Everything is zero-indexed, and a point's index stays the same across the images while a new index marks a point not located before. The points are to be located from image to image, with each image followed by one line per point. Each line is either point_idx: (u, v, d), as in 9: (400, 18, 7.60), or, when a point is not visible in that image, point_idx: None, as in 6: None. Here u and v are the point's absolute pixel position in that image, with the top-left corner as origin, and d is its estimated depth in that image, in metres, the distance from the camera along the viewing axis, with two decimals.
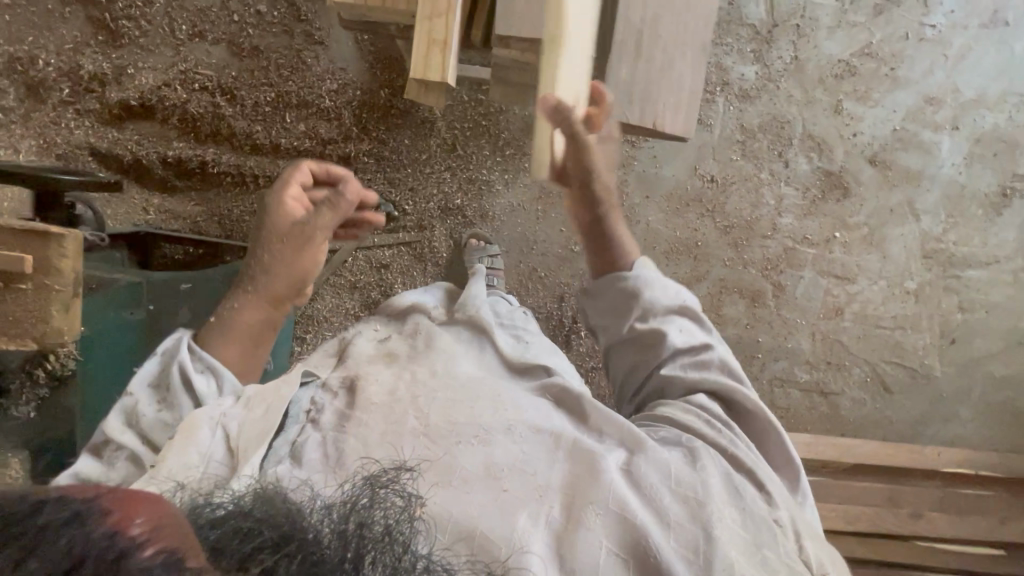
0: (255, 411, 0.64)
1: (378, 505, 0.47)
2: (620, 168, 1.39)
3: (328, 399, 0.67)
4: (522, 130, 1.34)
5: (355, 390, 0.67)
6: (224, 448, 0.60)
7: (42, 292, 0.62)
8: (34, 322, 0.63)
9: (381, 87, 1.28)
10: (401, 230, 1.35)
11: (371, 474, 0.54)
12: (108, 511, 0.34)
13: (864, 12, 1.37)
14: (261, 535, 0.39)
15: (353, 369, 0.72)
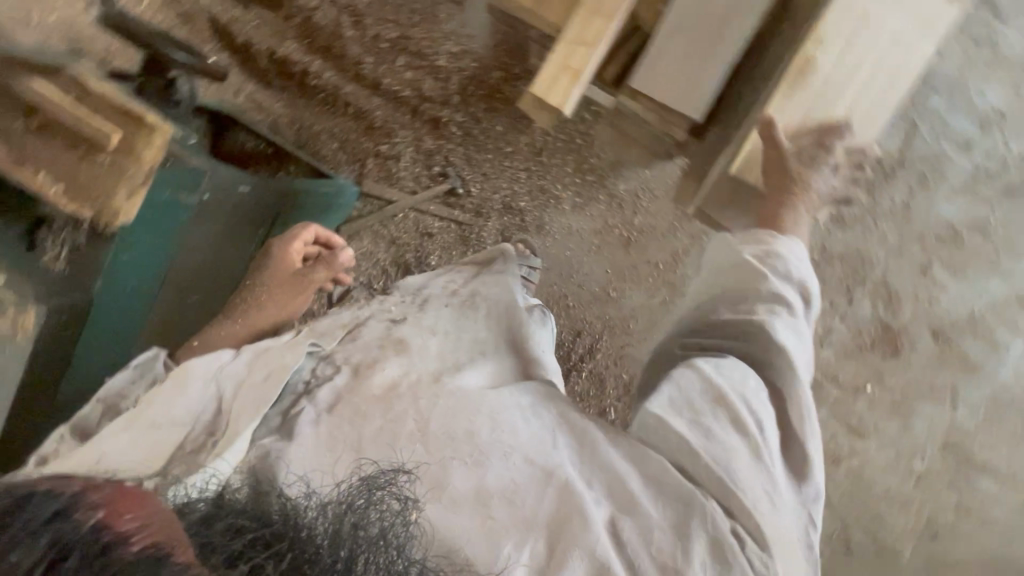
0: (254, 377, 0.71)
1: (377, 506, 0.58)
2: (687, 236, 1.32)
3: (330, 374, 0.74)
4: (610, 162, 1.31)
5: (362, 373, 0.73)
6: (214, 406, 0.70)
7: (114, 163, 0.70)
8: (99, 191, 0.70)
9: (496, 68, 1.26)
10: (458, 208, 1.35)
11: (371, 471, 0.62)
12: (100, 509, 0.47)
13: (996, 188, 1.30)
14: (257, 532, 0.51)
15: (363, 351, 0.77)
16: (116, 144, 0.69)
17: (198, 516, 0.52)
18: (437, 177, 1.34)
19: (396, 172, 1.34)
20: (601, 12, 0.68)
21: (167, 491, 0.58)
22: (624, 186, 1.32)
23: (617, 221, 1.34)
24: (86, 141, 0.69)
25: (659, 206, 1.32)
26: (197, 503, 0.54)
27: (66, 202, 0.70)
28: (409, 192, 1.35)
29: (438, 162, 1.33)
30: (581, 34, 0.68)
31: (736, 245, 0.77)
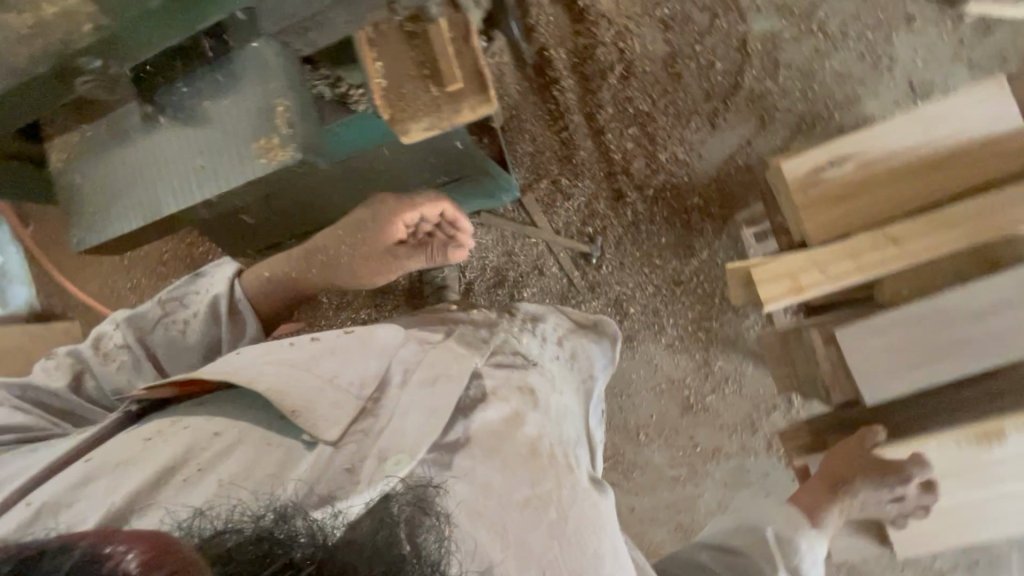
0: (422, 375, 0.74)
1: (409, 524, 0.54)
2: (738, 444, 1.32)
3: (481, 403, 0.76)
4: (728, 338, 1.31)
5: (511, 421, 0.76)
6: (376, 374, 0.73)
7: (446, 103, 0.70)
8: (413, 112, 0.70)
9: (698, 196, 1.31)
10: (579, 272, 1.38)
11: (410, 485, 0.61)
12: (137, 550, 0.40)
13: None
14: (282, 554, 0.45)
15: (513, 399, 0.79)
16: (450, 89, 0.69)
17: (225, 545, 0.45)
18: (584, 236, 1.38)
19: (555, 206, 1.38)
20: (857, 259, 0.68)
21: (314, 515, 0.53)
22: (722, 364, 1.31)
23: (693, 386, 1.34)
24: (432, 70, 0.69)
25: (735, 403, 1.31)
26: (234, 535, 0.46)
27: (381, 101, 0.69)
28: (553, 228, 1.39)
29: (594, 225, 1.37)
30: (826, 262, 0.68)
31: (766, 518, 0.77)
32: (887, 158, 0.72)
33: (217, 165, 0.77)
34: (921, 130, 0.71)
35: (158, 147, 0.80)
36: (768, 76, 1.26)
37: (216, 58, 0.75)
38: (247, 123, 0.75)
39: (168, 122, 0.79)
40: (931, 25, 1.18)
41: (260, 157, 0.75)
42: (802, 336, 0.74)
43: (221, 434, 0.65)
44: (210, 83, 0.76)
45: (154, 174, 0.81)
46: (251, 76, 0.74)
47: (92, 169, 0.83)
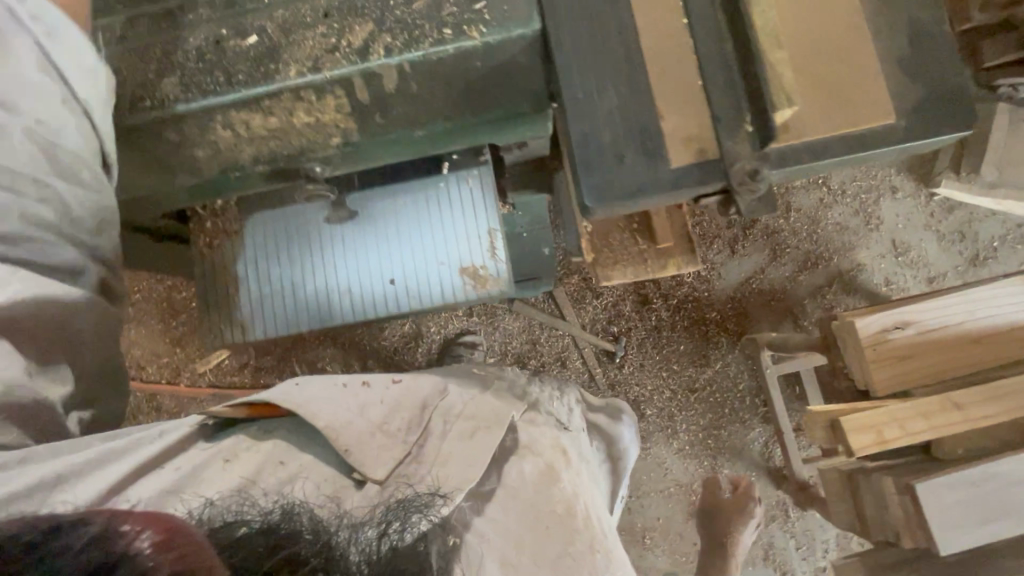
0: (458, 427, 0.68)
1: (413, 528, 0.53)
2: None
3: (514, 456, 0.69)
4: (734, 446, 1.39)
5: (546, 477, 0.68)
6: (415, 423, 0.67)
7: (646, 254, 0.75)
8: (615, 257, 0.75)
9: (716, 311, 1.42)
10: (601, 369, 1.42)
11: (411, 494, 0.57)
12: (147, 532, 0.37)
13: None
14: (285, 547, 0.43)
15: (546, 457, 0.71)
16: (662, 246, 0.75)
17: (228, 536, 0.43)
18: (608, 335, 1.42)
19: (584, 302, 1.43)
20: (930, 418, 0.77)
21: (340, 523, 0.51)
22: (728, 472, 1.38)
23: (699, 493, 1.39)
24: (641, 227, 0.75)
25: None
26: (238, 527, 0.44)
27: (590, 241, 0.75)
28: (580, 323, 1.43)
29: (618, 325, 1.42)
30: (906, 419, 0.76)
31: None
32: (941, 330, 0.84)
33: (413, 284, 0.82)
34: (966, 309, 0.84)
35: (348, 255, 0.82)
36: (780, 216, 1.43)
37: (439, 188, 0.80)
38: (456, 251, 0.81)
39: (366, 233, 0.82)
40: (910, 197, 1.43)
41: (465, 284, 0.81)
42: (870, 480, 0.81)
43: (285, 462, 0.60)
44: (423, 206, 0.81)
45: (337, 279, 0.82)
46: (471, 212, 0.80)
47: (257, 258, 0.82)
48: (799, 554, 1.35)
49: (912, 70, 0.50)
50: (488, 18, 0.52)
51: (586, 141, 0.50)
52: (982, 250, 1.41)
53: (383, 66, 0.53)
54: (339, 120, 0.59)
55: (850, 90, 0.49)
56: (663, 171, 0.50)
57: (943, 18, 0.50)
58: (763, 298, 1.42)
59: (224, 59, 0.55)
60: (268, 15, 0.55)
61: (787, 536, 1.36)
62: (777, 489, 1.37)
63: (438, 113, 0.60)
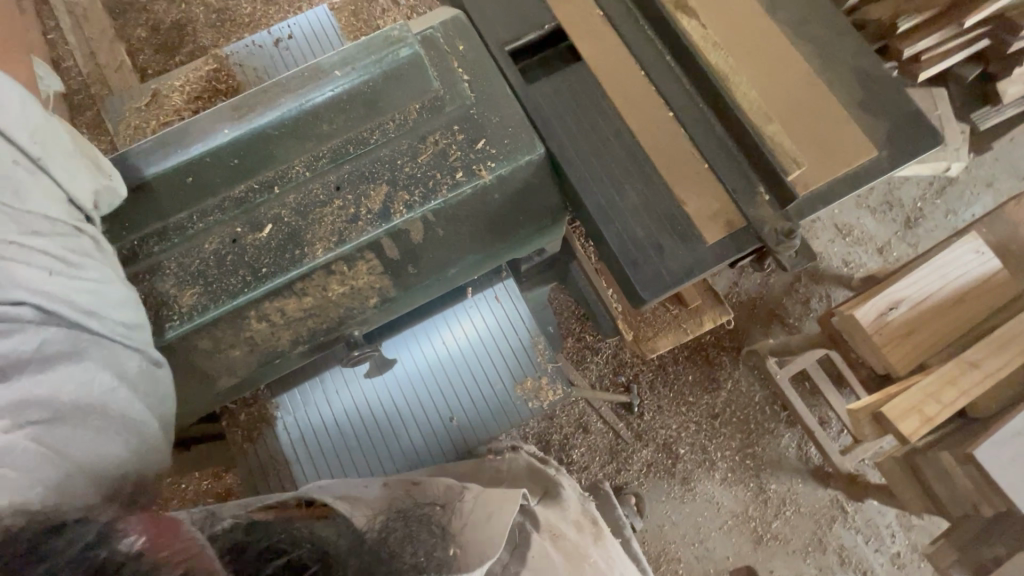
0: (472, 514, 0.59)
1: (416, 539, 0.54)
2: (814, 566, 1.34)
3: (535, 530, 0.62)
4: (771, 460, 1.39)
5: (574, 554, 0.61)
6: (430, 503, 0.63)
7: (676, 319, 0.86)
8: (653, 331, 0.86)
9: (710, 333, 1.46)
10: (623, 421, 1.41)
11: (415, 512, 0.59)
12: (140, 534, 0.43)
13: None
14: (285, 555, 0.45)
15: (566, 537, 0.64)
16: (690, 308, 0.86)
17: (229, 546, 0.46)
18: (620, 386, 1.42)
19: (586, 362, 1.43)
20: (958, 385, 0.81)
21: (337, 529, 0.52)
22: (775, 487, 1.38)
23: (758, 516, 1.36)
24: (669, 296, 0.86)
25: (798, 524, 1.36)
26: (244, 536, 0.47)
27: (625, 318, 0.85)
28: (589, 383, 1.42)
29: (626, 373, 1.43)
30: (938, 392, 0.81)
31: None
32: (927, 299, 0.91)
33: (475, 414, 0.83)
34: (941, 274, 0.92)
35: (403, 409, 0.80)
36: None
37: (470, 312, 0.82)
38: (508, 370, 0.83)
39: (415, 375, 0.81)
40: None
41: (527, 401, 0.84)
42: (929, 456, 0.85)
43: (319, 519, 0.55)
44: (463, 336, 0.82)
45: (405, 432, 0.81)
46: (512, 328, 0.83)
47: (307, 436, 0.78)
48: (871, 547, 1.34)
49: (841, 109, 0.59)
50: (494, 152, 0.58)
51: (623, 244, 0.56)
52: (911, 213, 1.56)
53: (407, 221, 0.57)
54: (375, 281, 0.60)
55: (816, 140, 0.58)
56: (702, 250, 0.57)
57: (848, 66, 0.60)
58: (745, 307, 1.49)
59: (247, 254, 0.57)
60: (280, 203, 0.58)
61: (852, 532, 1.35)
62: (827, 487, 1.37)
63: (466, 250, 0.62)
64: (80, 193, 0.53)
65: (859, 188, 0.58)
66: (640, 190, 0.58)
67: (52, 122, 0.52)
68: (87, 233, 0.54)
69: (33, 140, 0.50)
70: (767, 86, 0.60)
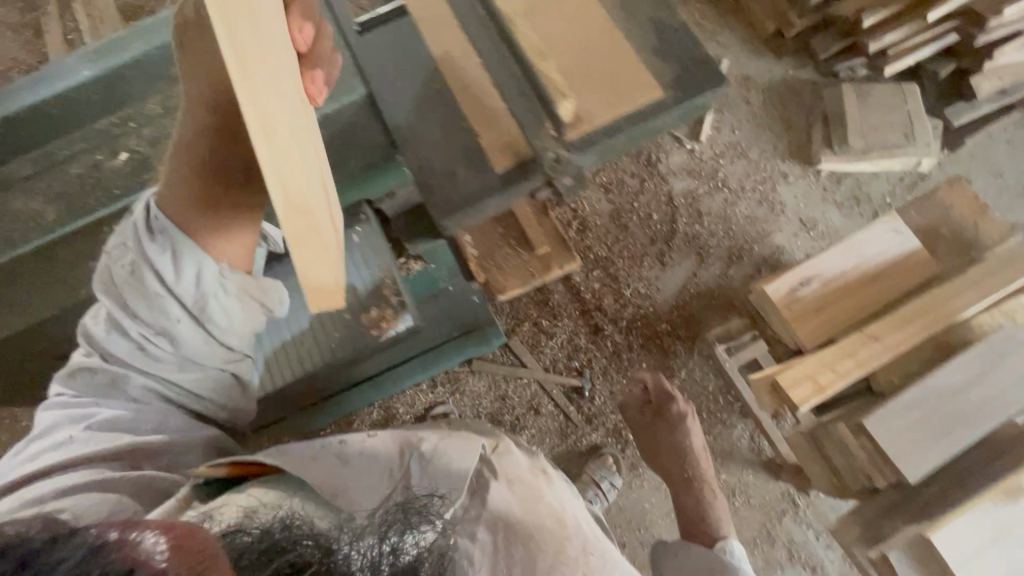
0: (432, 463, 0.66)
1: (416, 531, 0.54)
2: (761, 559, 1.32)
3: (491, 479, 0.67)
4: (723, 450, 1.38)
5: (528, 496, 0.67)
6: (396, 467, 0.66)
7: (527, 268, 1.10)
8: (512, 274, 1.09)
9: (666, 322, 1.47)
10: (574, 405, 1.43)
11: (407, 498, 0.58)
12: (160, 536, 0.36)
13: None
14: (289, 554, 0.46)
15: (522, 481, 0.68)
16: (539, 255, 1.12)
17: (237, 548, 0.45)
18: (573, 371, 1.45)
19: (541, 345, 1.46)
20: (855, 356, 0.82)
21: (338, 533, 0.51)
22: (725, 477, 1.36)
23: None
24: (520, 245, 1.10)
25: (747, 515, 1.34)
26: (242, 536, 0.47)
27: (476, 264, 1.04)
28: (542, 367, 1.45)
29: (580, 359, 1.45)
30: (833, 362, 0.82)
31: None
32: (840, 276, 0.92)
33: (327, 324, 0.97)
34: (856, 252, 0.93)
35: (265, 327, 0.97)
36: (696, 222, 1.54)
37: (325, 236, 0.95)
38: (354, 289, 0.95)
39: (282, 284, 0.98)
40: (802, 179, 1.57)
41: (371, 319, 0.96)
42: (828, 429, 0.85)
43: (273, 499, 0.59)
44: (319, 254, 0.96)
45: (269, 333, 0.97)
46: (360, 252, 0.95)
47: None
48: (822, 542, 1.32)
49: (636, 59, 0.69)
50: None
51: (426, 171, 0.68)
52: (880, 208, 1.54)
53: None
54: None
55: (597, 79, 0.69)
56: (492, 175, 0.68)
57: (645, 26, 0.70)
58: (703, 297, 1.49)
59: None
60: None
61: (803, 527, 1.33)
62: (778, 480, 1.35)
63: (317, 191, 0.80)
64: (226, 341, 0.60)
65: (652, 123, 0.67)
66: (440, 135, 0.70)
67: (214, 277, 0.57)
68: (228, 367, 0.63)
69: (194, 303, 0.57)
70: (563, 37, 0.71)
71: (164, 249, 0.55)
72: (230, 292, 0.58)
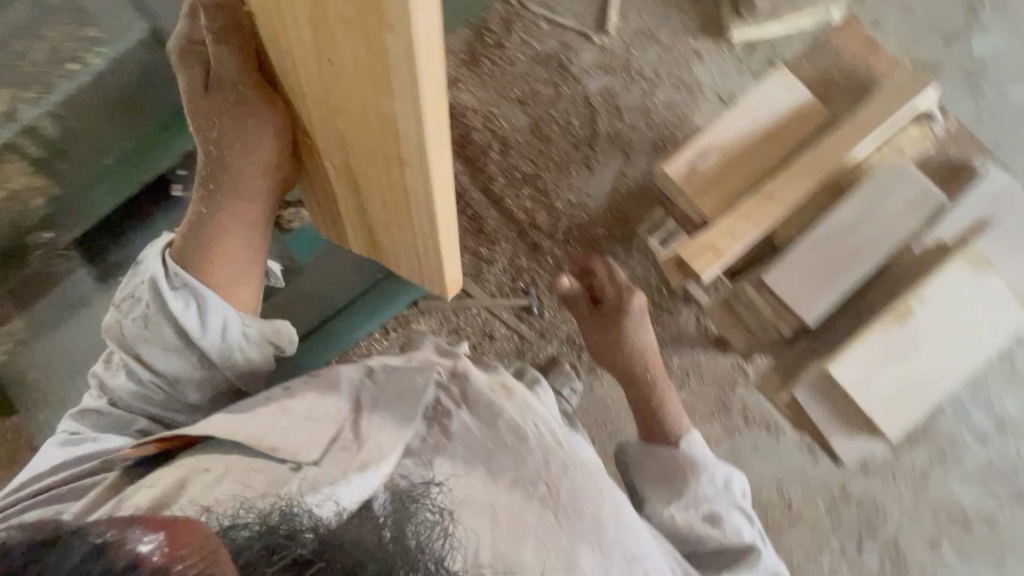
0: (385, 403, 0.66)
1: (421, 518, 0.51)
2: (721, 428, 1.41)
3: (454, 409, 0.65)
4: (673, 336, 1.44)
5: (487, 419, 0.64)
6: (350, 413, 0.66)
7: None
8: None
9: (601, 227, 1.48)
10: (526, 324, 1.46)
11: (406, 486, 0.55)
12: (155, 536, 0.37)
13: (1008, 487, 1.36)
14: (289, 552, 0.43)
15: (480, 402, 0.65)
16: None
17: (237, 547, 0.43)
18: (519, 292, 1.47)
19: (483, 273, 1.47)
20: (751, 218, 0.84)
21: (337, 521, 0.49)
22: (678, 360, 1.43)
23: None
24: None
25: (703, 391, 1.42)
26: (238, 531, 0.45)
27: None
28: (488, 294, 1.46)
29: (524, 279, 1.47)
30: (732, 228, 0.83)
31: None
32: (735, 142, 0.91)
33: None
34: (750, 115, 0.92)
35: None
36: (616, 120, 1.51)
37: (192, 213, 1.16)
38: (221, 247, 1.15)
39: None
40: (715, 54, 1.52)
41: None
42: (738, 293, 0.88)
43: (210, 469, 0.58)
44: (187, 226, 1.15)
45: None
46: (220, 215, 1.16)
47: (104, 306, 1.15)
48: None
49: None
50: None
51: None
52: None
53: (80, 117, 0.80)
54: None
55: None
56: None
57: None
58: (634, 195, 1.49)
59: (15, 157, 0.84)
60: None
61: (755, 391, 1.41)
62: (727, 354, 1.42)
63: None
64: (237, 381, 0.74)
65: None
66: None
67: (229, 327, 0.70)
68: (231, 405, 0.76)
69: (214, 350, 0.70)
70: None
71: (187, 307, 0.68)
72: (245, 335, 0.72)
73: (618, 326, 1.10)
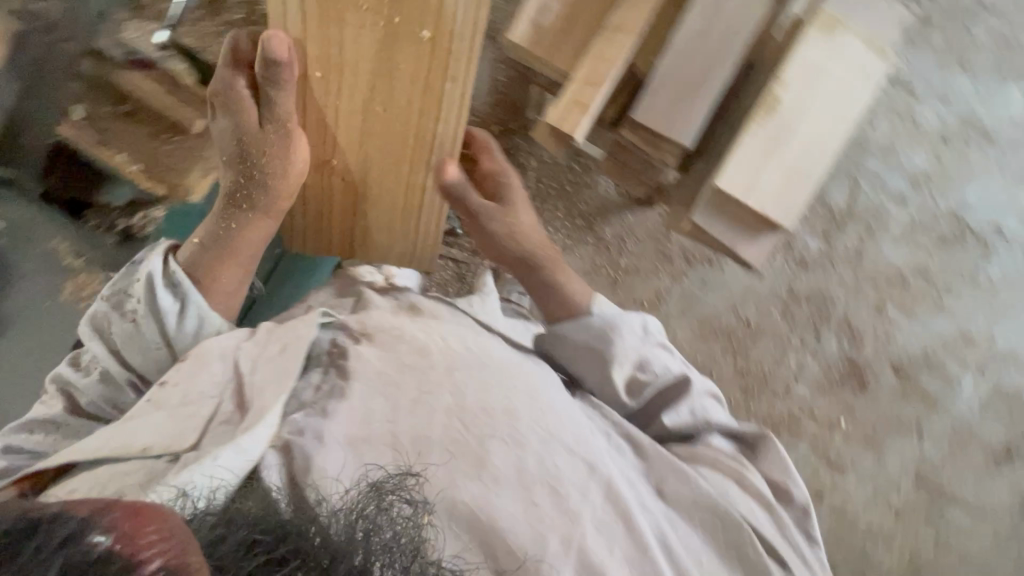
0: (271, 352, 0.70)
1: (390, 505, 0.53)
2: (668, 276, 1.45)
3: (353, 343, 0.72)
4: (598, 207, 1.43)
5: (387, 342, 0.72)
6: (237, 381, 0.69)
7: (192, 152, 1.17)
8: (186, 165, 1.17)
9: (495, 123, 1.41)
10: (456, 246, 1.44)
11: (379, 479, 0.58)
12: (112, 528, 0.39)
13: (931, 236, 1.45)
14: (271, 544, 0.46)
15: (380, 327, 0.74)
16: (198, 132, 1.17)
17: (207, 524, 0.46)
18: None
19: None
20: (606, 57, 0.81)
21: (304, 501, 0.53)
22: (610, 229, 1.43)
23: (603, 262, 1.43)
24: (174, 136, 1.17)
25: (641, 250, 1.44)
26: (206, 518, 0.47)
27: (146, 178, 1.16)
28: None
29: None
30: (589, 75, 0.80)
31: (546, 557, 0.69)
32: None
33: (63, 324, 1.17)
34: None
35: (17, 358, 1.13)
36: None
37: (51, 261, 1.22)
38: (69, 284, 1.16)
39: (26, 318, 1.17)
40: None
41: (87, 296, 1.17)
42: None
43: (77, 488, 0.59)
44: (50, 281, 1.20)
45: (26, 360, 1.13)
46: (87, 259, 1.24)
47: None
48: None
49: None
50: None
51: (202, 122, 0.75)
52: None
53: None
54: None
55: None
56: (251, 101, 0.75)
57: None
58: (517, 79, 1.41)
59: None
60: None
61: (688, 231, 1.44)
62: (653, 207, 1.43)
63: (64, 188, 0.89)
64: None
65: None
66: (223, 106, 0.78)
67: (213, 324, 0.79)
68: None
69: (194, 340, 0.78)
70: None
71: (176, 304, 0.77)
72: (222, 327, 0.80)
73: (512, 198, 0.90)
